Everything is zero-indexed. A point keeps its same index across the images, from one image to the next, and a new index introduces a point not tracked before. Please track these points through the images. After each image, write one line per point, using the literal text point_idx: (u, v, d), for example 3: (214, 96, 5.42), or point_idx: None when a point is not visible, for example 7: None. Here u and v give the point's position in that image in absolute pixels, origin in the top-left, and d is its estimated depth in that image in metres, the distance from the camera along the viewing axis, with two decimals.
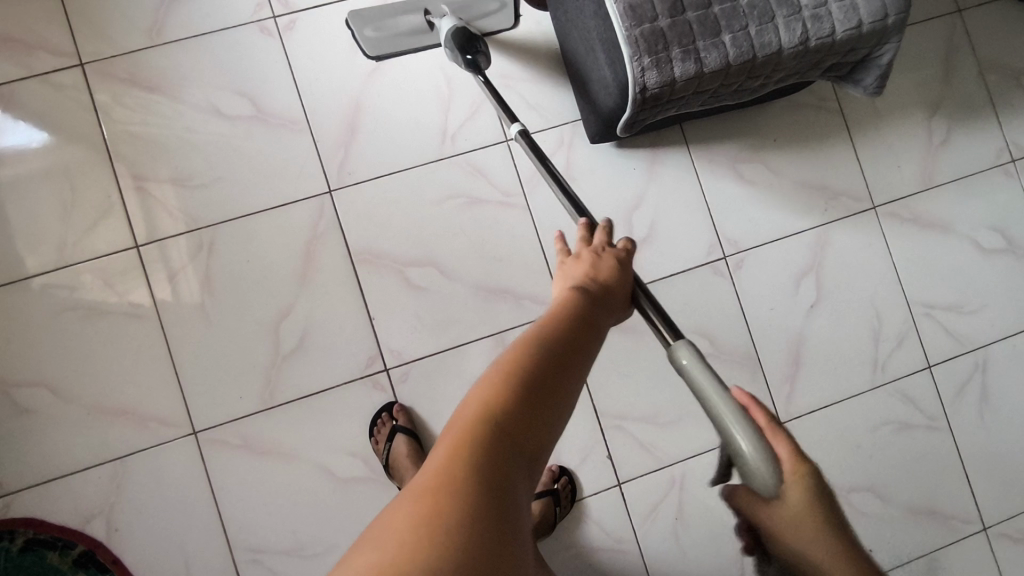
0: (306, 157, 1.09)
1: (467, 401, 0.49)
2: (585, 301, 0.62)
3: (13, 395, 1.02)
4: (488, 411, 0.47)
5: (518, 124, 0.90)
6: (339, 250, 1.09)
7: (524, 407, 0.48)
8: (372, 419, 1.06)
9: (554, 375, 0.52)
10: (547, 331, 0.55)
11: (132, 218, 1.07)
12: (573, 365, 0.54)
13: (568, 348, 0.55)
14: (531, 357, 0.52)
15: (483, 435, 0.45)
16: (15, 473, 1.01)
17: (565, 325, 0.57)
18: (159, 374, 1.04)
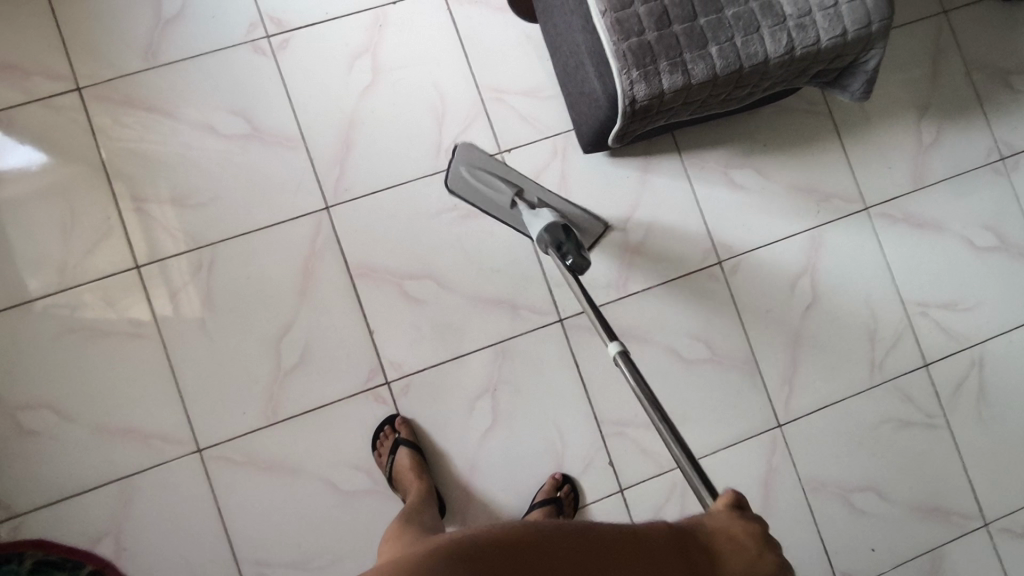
0: (302, 174, 1.11)
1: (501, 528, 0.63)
2: (670, 538, 0.69)
3: (17, 417, 1.03)
4: (507, 540, 0.61)
5: (618, 345, 0.82)
6: (337, 266, 1.10)
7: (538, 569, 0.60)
8: (374, 433, 1.07)
9: (584, 566, 0.61)
10: (608, 539, 0.65)
11: (132, 239, 1.08)
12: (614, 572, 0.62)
13: (620, 557, 0.63)
14: (572, 538, 0.63)
15: (489, 551, 0.59)
16: (22, 495, 1.02)
17: (631, 544, 0.66)
18: (163, 393, 1.05)
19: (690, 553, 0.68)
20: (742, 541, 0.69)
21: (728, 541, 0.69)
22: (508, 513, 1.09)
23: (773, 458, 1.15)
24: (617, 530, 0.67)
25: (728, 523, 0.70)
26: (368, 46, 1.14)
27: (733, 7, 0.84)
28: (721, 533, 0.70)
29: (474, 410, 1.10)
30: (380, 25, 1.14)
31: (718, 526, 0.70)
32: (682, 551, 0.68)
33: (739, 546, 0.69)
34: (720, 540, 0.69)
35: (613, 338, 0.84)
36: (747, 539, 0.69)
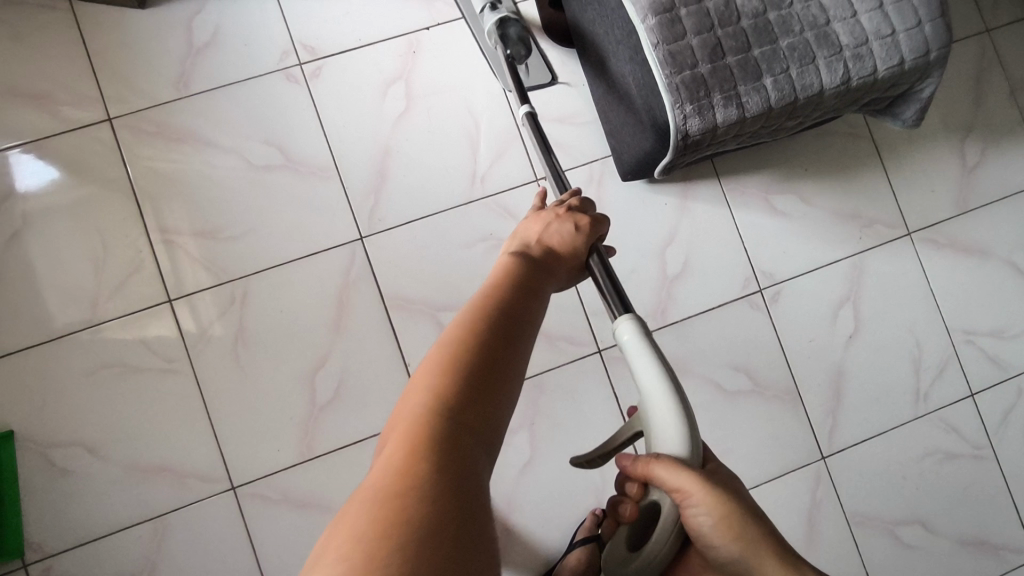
0: (336, 204, 1.09)
1: (419, 390, 0.50)
2: (519, 265, 0.65)
3: (50, 455, 1.01)
4: (438, 390, 0.49)
5: (527, 108, 0.88)
6: (372, 297, 1.08)
7: (477, 377, 0.51)
8: None
9: (499, 342, 0.55)
10: (492, 302, 0.58)
11: (164, 272, 1.06)
12: (522, 325, 0.58)
13: (514, 307, 0.59)
14: (473, 333, 0.54)
15: (434, 419, 0.47)
16: (54, 535, 0.99)
17: (505, 289, 0.61)
18: (197, 430, 1.03)
19: (541, 262, 0.67)
20: (563, 225, 0.71)
21: (551, 237, 0.70)
22: (548, 550, 1.06)
23: (818, 492, 1.12)
24: (484, 294, 0.60)
25: (536, 229, 0.72)
26: (401, 72, 1.12)
27: (787, 37, 0.82)
28: (549, 232, 0.71)
29: (511, 445, 1.08)
30: (413, 50, 1.12)
31: (539, 233, 0.71)
32: (534, 263, 0.66)
33: (571, 238, 0.71)
34: (556, 241, 0.70)
35: (524, 103, 0.90)
36: (571, 217, 0.72)
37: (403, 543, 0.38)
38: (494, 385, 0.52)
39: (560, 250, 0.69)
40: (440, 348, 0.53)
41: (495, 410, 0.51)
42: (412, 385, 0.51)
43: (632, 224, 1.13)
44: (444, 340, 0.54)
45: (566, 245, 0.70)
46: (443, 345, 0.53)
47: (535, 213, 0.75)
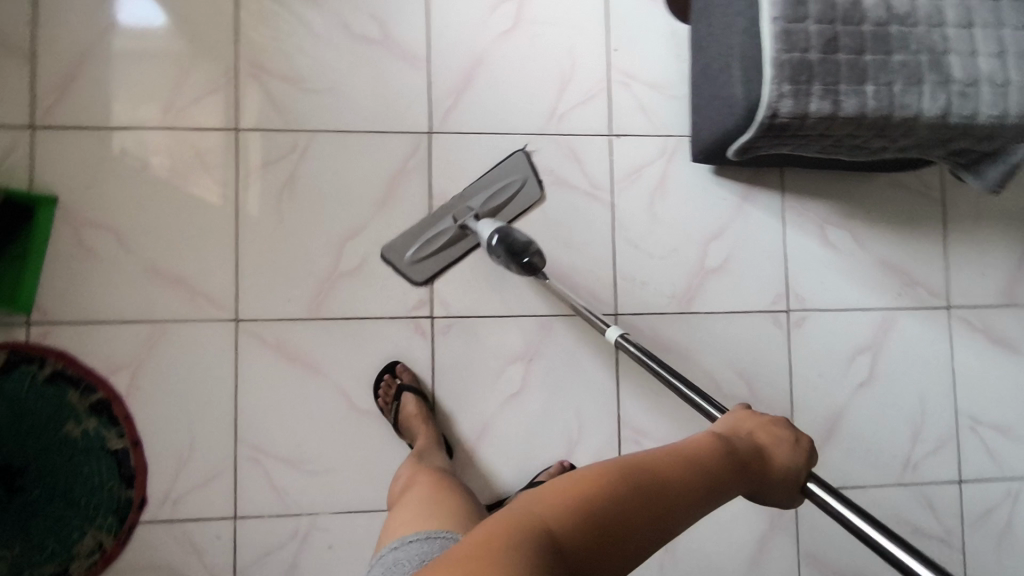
0: (416, 93, 1.10)
1: (559, 492, 0.55)
2: (718, 448, 0.65)
3: (80, 233, 1.04)
4: (573, 504, 0.53)
5: (617, 332, 0.92)
6: (421, 190, 1.10)
7: (617, 521, 0.53)
8: (376, 378, 1.06)
9: (653, 498, 0.56)
10: (667, 467, 0.60)
11: (239, 101, 1.08)
12: (685, 504, 0.58)
13: (676, 479, 0.59)
14: (636, 476, 0.57)
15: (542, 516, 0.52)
16: (62, 305, 1.03)
17: (694, 466, 0.61)
18: (221, 256, 1.06)
19: (740, 458, 0.66)
20: (783, 435, 0.71)
21: (762, 437, 0.70)
22: (505, 482, 1.08)
23: (780, 520, 1.11)
24: (663, 454, 0.62)
25: (750, 427, 0.71)
26: None
27: (902, 54, 0.82)
28: (759, 441, 0.69)
29: (504, 373, 1.09)
30: None
31: (755, 429, 0.71)
32: (728, 452, 0.65)
33: (786, 450, 0.70)
34: (774, 460, 0.68)
35: (610, 326, 0.95)
36: (789, 428, 0.72)
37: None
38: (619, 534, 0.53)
39: (756, 461, 0.67)
40: (596, 471, 0.57)
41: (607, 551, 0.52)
42: (555, 484, 0.56)
43: (687, 207, 1.14)
44: (599, 470, 0.56)
45: (781, 467, 0.68)
46: (598, 471, 0.57)
47: (749, 412, 0.75)
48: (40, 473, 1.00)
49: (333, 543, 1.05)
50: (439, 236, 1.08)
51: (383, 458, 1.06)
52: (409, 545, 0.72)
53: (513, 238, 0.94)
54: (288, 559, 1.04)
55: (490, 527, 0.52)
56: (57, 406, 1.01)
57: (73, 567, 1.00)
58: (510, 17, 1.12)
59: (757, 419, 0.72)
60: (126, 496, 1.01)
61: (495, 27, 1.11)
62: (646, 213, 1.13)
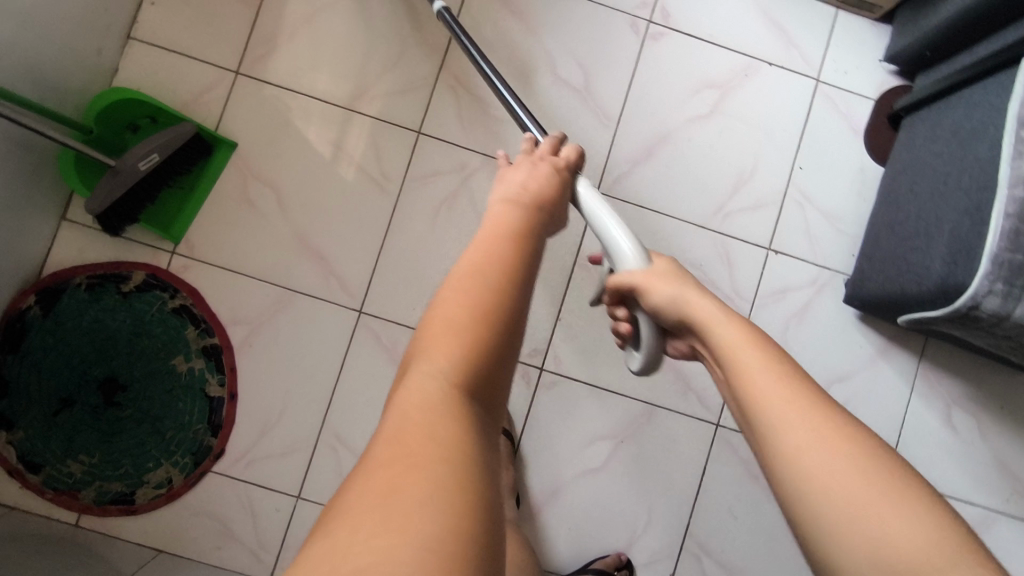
0: (596, 152, 1.11)
1: (433, 363, 0.46)
2: (515, 213, 0.61)
3: (246, 184, 1.07)
4: (451, 362, 0.46)
5: (441, 1, 0.94)
6: (571, 245, 1.10)
7: (479, 336, 0.47)
8: None
9: (502, 286, 0.51)
10: (496, 261, 0.53)
11: (430, 107, 1.09)
12: (530, 267, 0.55)
13: (518, 258, 0.54)
14: (476, 277, 0.51)
15: (428, 392, 0.45)
16: (209, 245, 1.06)
17: (516, 241, 0.56)
18: (365, 247, 1.08)
19: (518, 198, 0.63)
20: (546, 168, 0.69)
21: (535, 175, 0.68)
22: (558, 551, 1.07)
23: None
24: (481, 246, 0.55)
25: (525, 175, 0.68)
26: (722, 85, 1.13)
27: None
28: (534, 182, 0.67)
29: (591, 445, 1.08)
30: (745, 74, 1.13)
31: (526, 177, 0.67)
32: (529, 209, 0.62)
33: (555, 176, 0.69)
34: (540, 189, 0.65)
35: (446, 11, 0.93)
36: (551, 159, 0.70)
37: (440, 504, 0.38)
38: (491, 343, 0.48)
39: (545, 198, 0.65)
40: (449, 322, 0.48)
41: (492, 366, 0.48)
42: (421, 362, 0.47)
43: (820, 343, 1.11)
44: (441, 311, 0.49)
45: (549, 189, 0.66)
46: (448, 317, 0.49)
47: (516, 164, 0.71)
48: (139, 396, 1.03)
49: None
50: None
51: None
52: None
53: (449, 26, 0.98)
54: None
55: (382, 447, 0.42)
56: (173, 338, 1.04)
57: (139, 493, 1.03)
58: (707, 105, 1.13)
59: (513, 176, 0.68)
60: (207, 443, 1.04)
61: (690, 112, 1.12)
62: (779, 336, 1.11)
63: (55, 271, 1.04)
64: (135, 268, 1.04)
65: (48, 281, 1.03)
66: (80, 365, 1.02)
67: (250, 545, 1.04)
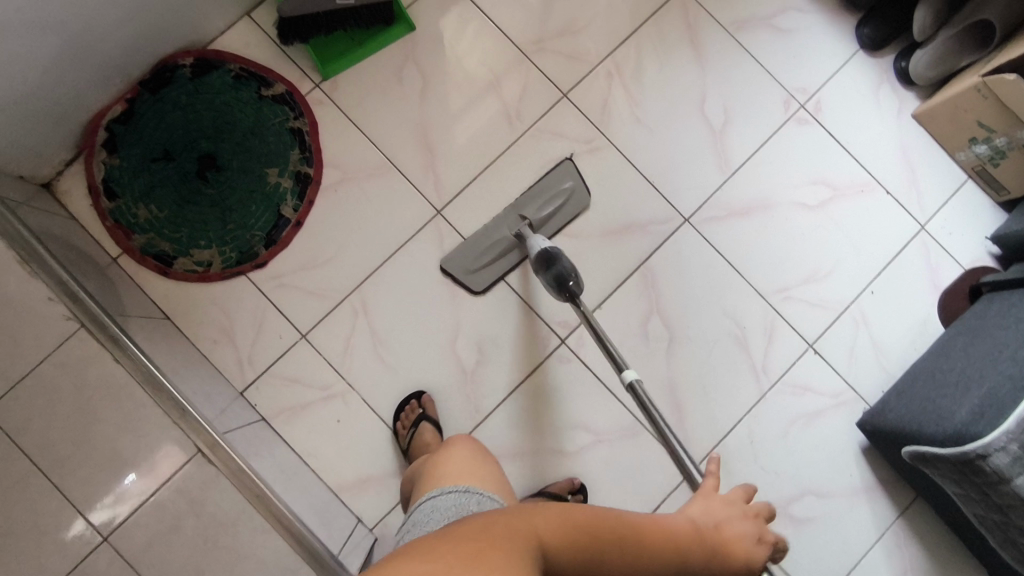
0: (703, 187, 1.18)
1: (561, 523, 0.52)
2: (694, 543, 0.60)
3: (404, 63, 1.17)
4: (569, 540, 0.51)
5: (633, 377, 0.84)
6: (641, 252, 1.16)
7: (597, 558, 0.53)
8: (400, 403, 1.09)
9: (635, 551, 0.55)
10: (661, 536, 0.58)
11: (584, 81, 1.19)
12: (668, 568, 0.58)
13: (661, 560, 0.57)
14: (627, 530, 0.55)
15: (542, 537, 0.50)
16: (348, 95, 1.16)
17: (671, 557, 0.58)
18: (472, 162, 1.16)
19: (698, 513, 0.65)
20: (742, 522, 0.66)
21: (728, 526, 0.65)
22: None
23: None
24: (654, 529, 0.57)
25: (721, 508, 0.67)
26: (836, 189, 1.20)
27: None
28: (728, 525, 0.65)
29: (570, 428, 1.11)
30: (861, 190, 1.20)
31: (722, 522, 0.65)
32: (710, 551, 0.61)
33: (748, 546, 0.65)
34: (732, 537, 0.64)
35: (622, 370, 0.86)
36: (754, 535, 0.66)
37: None
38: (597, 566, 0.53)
39: (722, 556, 0.62)
40: (585, 517, 0.54)
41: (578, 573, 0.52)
42: (552, 509, 0.53)
43: (815, 453, 1.13)
44: (592, 510, 0.55)
45: (736, 545, 0.64)
46: (592, 517, 0.54)
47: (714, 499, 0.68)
48: (225, 182, 1.11)
49: (342, 421, 1.08)
50: (498, 246, 1.12)
51: (435, 398, 1.11)
52: (447, 496, 0.77)
53: (553, 267, 0.92)
54: (304, 401, 1.08)
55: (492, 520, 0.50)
56: (278, 152, 1.13)
57: (178, 260, 1.09)
58: (817, 199, 1.19)
59: (714, 505, 0.67)
60: (256, 250, 1.11)
61: (800, 196, 1.19)
62: (783, 426, 1.13)
63: (218, 50, 1.15)
64: (280, 80, 1.15)
65: (209, 54, 1.14)
66: (193, 132, 1.12)
67: (241, 353, 1.08)
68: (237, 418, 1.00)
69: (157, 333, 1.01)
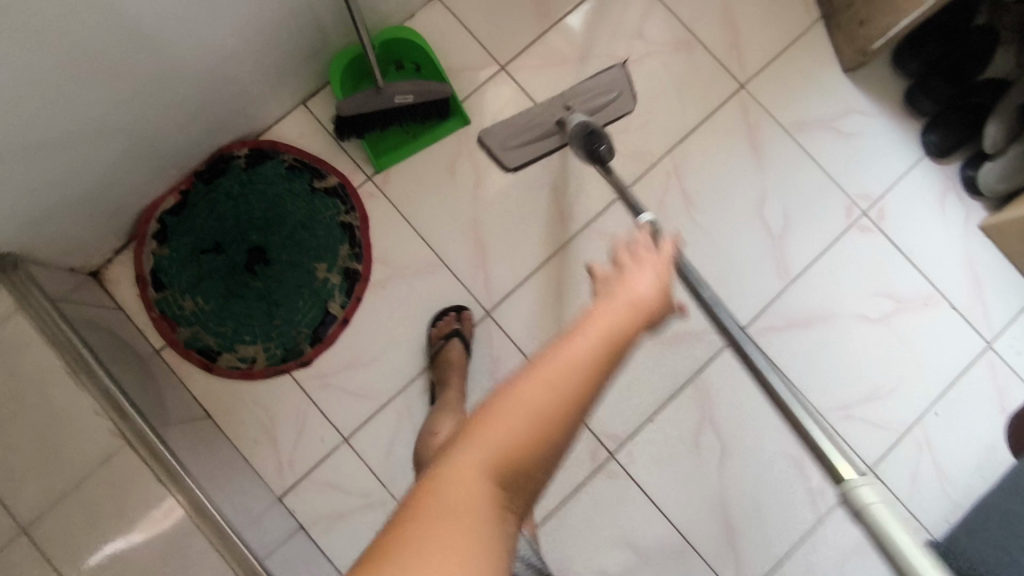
0: (760, 296, 1.14)
1: (479, 434, 0.41)
2: (616, 327, 0.50)
3: (457, 157, 1.15)
4: (505, 455, 0.41)
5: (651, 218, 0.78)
6: (694, 362, 1.12)
7: (538, 435, 0.42)
8: (435, 316, 1.11)
9: (566, 409, 0.43)
10: (573, 367, 0.45)
11: (640, 179, 1.16)
12: (593, 364, 0.45)
13: (588, 364, 0.45)
14: (551, 400, 0.42)
15: (478, 485, 0.39)
16: (399, 189, 1.14)
17: (602, 352, 0.47)
18: (524, 261, 1.13)
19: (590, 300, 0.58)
20: (646, 275, 0.60)
21: (637, 283, 0.58)
22: None
23: None
24: (554, 364, 0.44)
25: (639, 298, 0.56)
26: (898, 301, 1.16)
27: None
28: (646, 300, 0.56)
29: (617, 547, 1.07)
30: (924, 303, 1.16)
31: (642, 300, 0.56)
32: (629, 316, 0.52)
33: (650, 284, 0.60)
34: (638, 285, 0.58)
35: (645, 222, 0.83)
36: (658, 279, 0.60)
37: None
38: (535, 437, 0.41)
39: (645, 305, 0.56)
40: (506, 407, 0.42)
41: (534, 474, 0.42)
42: (476, 447, 0.41)
43: None
44: (513, 402, 0.42)
45: (643, 287, 0.58)
46: (514, 402, 0.42)
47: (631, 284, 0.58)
48: (273, 277, 1.09)
49: None
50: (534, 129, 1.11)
51: None
52: None
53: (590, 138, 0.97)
54: (344, 507, 1.05)
55: (422, 512, 0.38)
56: (328, 247, 1.11)
57: (224, 356, 1.08)
58: (877, 311, 1.16)
59: (607, 272, 0.61)
60: (301, 348, 1.08)
61: (859, 308, 1.15)
62: (840, 554, 1.08)
63: (271, 141, 1.13)
64: (333, 172, 1.13)
65: (263, 146, 1.12)
66: (244, 224, 1.10)
67: (282, 456, 1.06)
68: (275, 531, 0.97)
69: (197, 439, 0.99)
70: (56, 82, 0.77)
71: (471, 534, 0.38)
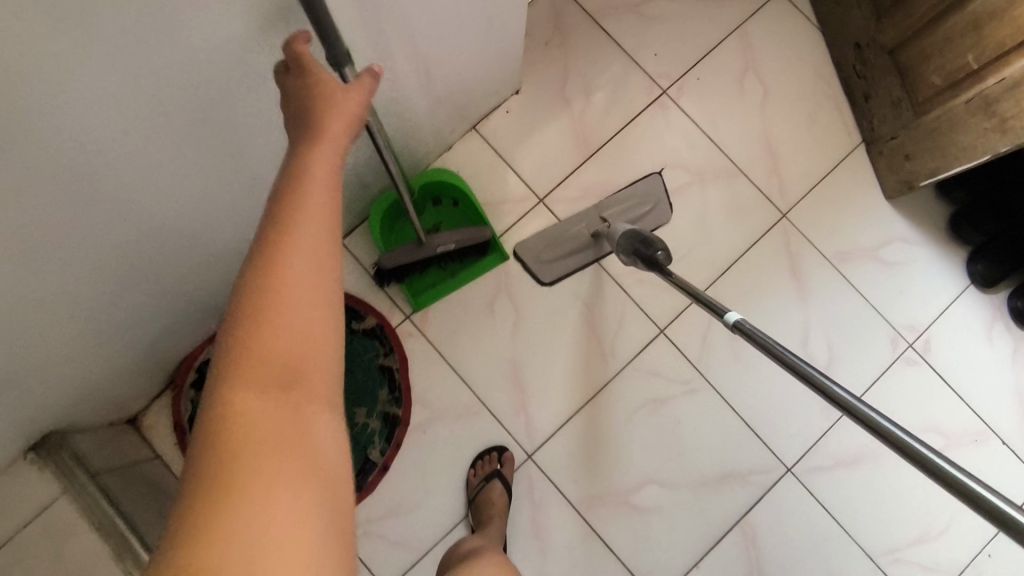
0: (806, 434, 1.13)
1: (235, 410, 0.39)
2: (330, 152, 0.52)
3: (496, 294, 1.13)
4: (258, 404, 0.40)
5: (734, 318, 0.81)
6: (739, 505, 1.10)
7: (278, 350, 0.41)
8: (475, 456, 1.09)
9: (280, 275, 0.43)
10: (298, 248, 0.44)
11: (680, 314, 1.15)
12: (294, 229, 0.45)
13: (296, 231, 0.45)
14: (267, 293, 0.42)
15: (233, 436, 0.39)
16: (438, 328, 1.12)
17: (318, 205, 0.47)
18: (565, 401, 1.12)
19: (293, 125, 0.56)
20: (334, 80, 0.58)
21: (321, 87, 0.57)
22: None
23: None
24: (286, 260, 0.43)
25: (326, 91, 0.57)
26: (948, 438, 1.13)
27: None
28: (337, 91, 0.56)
29: None
30: (974, 440, 1.13)
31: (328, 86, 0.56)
32: (335, 142, 0.53)
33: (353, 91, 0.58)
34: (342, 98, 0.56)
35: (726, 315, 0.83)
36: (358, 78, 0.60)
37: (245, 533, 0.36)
38: (261, 325, 0.41)
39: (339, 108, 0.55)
40: (259, 366, 0.41)
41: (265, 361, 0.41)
42: (233, 422, 0.39)
43: None
44: (256, 357, 0.41)
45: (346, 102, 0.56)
46: (254, 366, 0.41)
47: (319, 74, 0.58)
48: None
49: None
50: (573, 244, 1.14)
51: None
52: None
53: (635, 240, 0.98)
54: None
55: (227, 475, 0.37)
56: (366, 390, 1.09)
57: None
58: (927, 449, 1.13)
59: (295, 86, 0.57)
60: None
61: None
62: None
63: None
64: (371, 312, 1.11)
65: None
66: None
67: None
68: None
69: None
70: (111, 293, 0.77)
71: (284, 482, 0.38)
